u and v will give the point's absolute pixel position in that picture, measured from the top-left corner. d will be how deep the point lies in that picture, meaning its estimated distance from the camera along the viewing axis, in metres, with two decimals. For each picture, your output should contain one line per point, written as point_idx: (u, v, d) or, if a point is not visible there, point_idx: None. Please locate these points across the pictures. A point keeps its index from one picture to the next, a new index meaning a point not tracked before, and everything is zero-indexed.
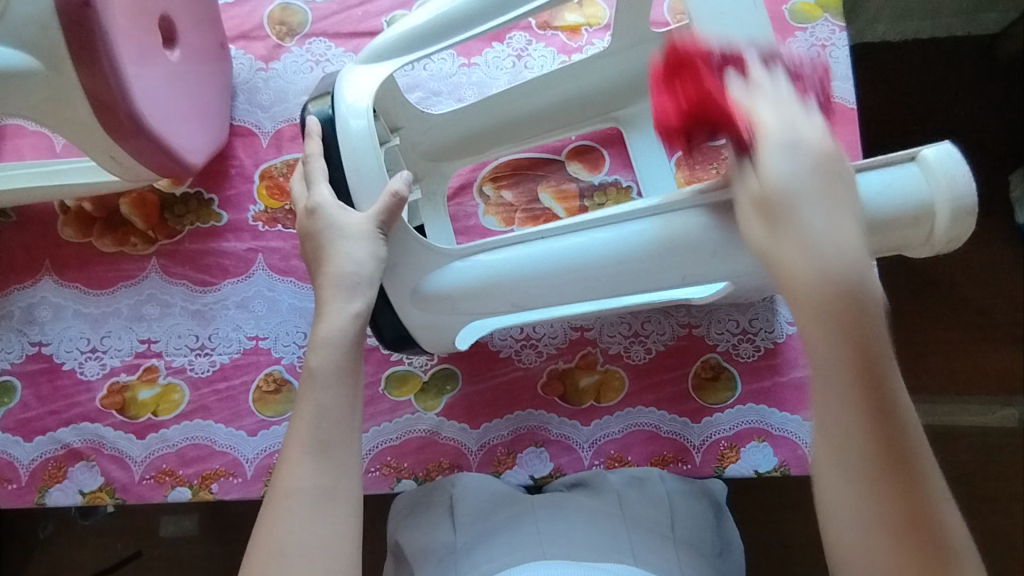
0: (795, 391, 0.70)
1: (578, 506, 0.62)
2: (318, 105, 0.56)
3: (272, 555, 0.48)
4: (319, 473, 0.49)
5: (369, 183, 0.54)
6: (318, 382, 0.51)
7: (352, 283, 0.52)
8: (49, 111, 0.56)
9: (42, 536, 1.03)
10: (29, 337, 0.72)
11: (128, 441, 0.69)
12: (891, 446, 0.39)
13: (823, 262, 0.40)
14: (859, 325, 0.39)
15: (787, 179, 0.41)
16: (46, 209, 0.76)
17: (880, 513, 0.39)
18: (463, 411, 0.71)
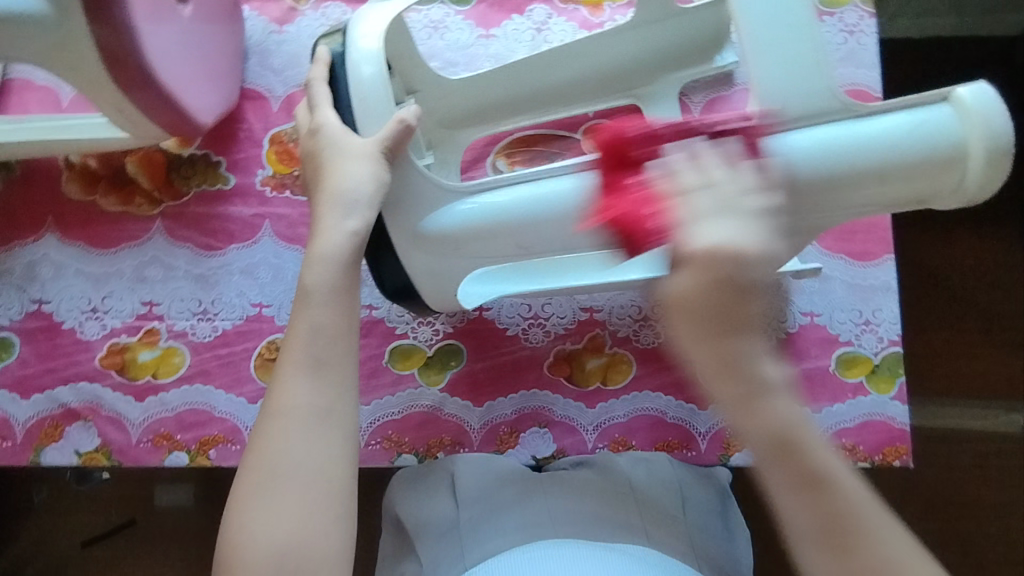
0: (805, 382, 0.69)
1: (585, 485, 0.60)
2: (327, 36, 0.55)
3: (265, 476, 0.46)
4: (316, 390, 0.48)
5: (374, 112, 0.52)
6: (313, 299, 0.50)
7: (351, 201, 0.51)
8: (56, 59, 0.55)
9: (36, 500, 1.02)
10: (29, 294, 0.71)
11: (126, 403, 0.68)
12: (794, 448, 0.42)
13: (739, 352, 0.42)
14: (739, 355, 0.41)
15: (712, 262, 0.41)
16: (51, 165, 0.74)
17: (816, 515, 0.41)
18: (467, 388, 0.70)
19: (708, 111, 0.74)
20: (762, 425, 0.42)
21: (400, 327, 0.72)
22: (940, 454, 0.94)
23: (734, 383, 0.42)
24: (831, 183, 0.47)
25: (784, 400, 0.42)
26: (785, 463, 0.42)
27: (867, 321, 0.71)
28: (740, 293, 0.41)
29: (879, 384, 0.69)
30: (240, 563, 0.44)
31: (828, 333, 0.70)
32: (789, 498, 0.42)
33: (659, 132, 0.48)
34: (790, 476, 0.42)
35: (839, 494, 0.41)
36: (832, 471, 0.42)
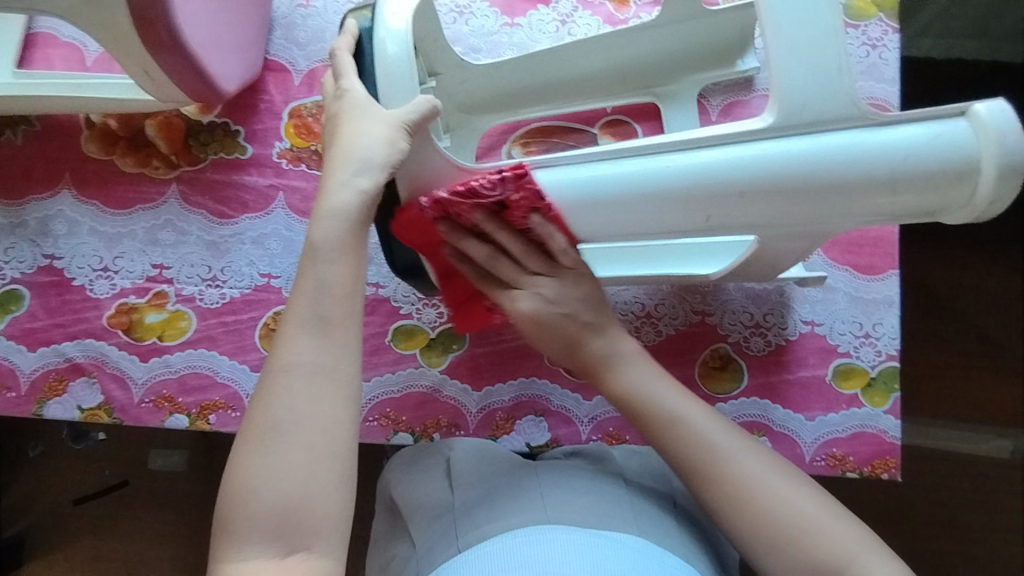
0: (801, 390, 0.70)
1: (577, 472, 0.62)
2: (356, 8, 0.56)
3: (268, 433, 0.46)
4: (320, 349, 0.48)
5: (397, 87, 0.53)
6: (319, 256, 0.50)
7: (363, 161, 0.50)
8: (87, 16, 0.55)
9: (32, 454, 1.04)
10: (42, 248, 0.72)
11: (131, 363, 0.69)
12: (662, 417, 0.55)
13: (583, 350, 0.58)
14: (584, 353, 0.58)
15: (530, 322, 0.58)
16: (71, 122, 0.75)
17: (700, 464, 0.53)
18: (467, 372, 0.71)
19: (725, 115, 0.75)
20: (624, 394, 0.57)
21: (406, 307, 0.72)
22: (927, 472, 0.95)
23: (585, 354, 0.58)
24: (841, 190, 0.48)
25: (629, 381, 0.57)
26: (653, 415, 0.55)
27: (867, 334, 0.71)
28: (565, 330, 0.58)
29: (874, 397, 0.70)
30: (243, 516, 0.45)
31: (827, 343, 0.71)
32: (670, 443, 0.54)
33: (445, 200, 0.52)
34: (669, 442, 0.54)
35: (693, 430, 0.54)
36: (684, 415, 0.54)
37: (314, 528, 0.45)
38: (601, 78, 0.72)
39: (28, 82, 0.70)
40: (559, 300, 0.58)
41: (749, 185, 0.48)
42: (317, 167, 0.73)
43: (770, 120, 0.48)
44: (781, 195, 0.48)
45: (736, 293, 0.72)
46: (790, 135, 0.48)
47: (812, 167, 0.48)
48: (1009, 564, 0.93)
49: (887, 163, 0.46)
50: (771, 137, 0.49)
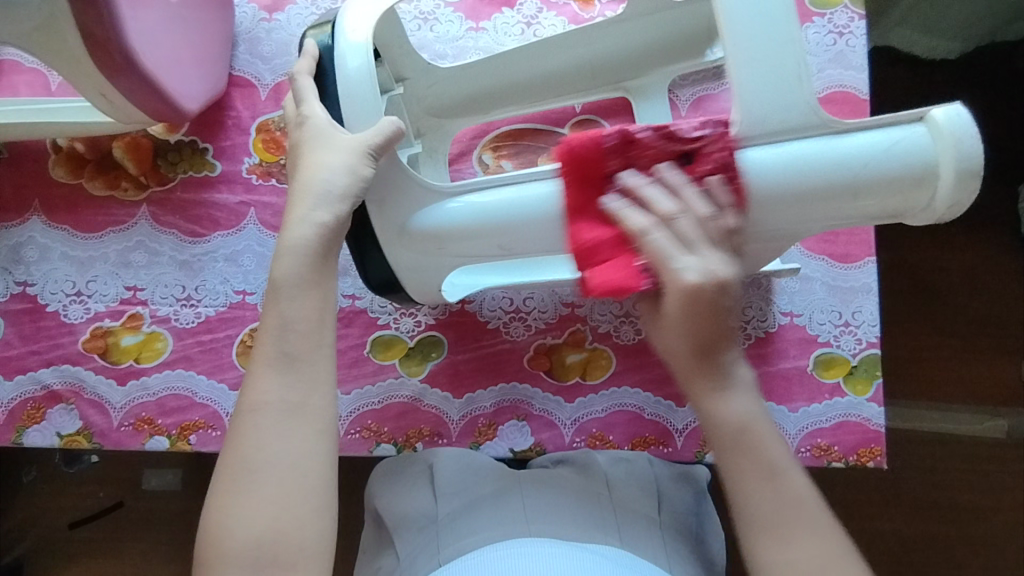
0: (782, 381, 0.70)
1: (560, 483, 0.61)
2: (315, 26, 0.55)
3: (242, 471, 0.46)
4: (290, 383, 0.47)
5: (361, 113, 0.52)
6: (281, 293, 0.49)
7: (324, 193, 0.50)
8: (38, 42, 0.54)
9: (26, 481, 1.03)
10: (15, 276, 0.71)
11: (108, 387, 0.69)
12: (745, 443, 0.48)
13: (723, 326, 0.47)
14: (717, 344, 0.48)
15: (693, 272, 0.46)
16: (38, 147, 0.74)
17: (761, 498, 0.47)
18: (447, 379, 0.70)
19: (695, 110, 0.75)
20: (729, 417, 0.48)
21: (383, 318, 0.72)
22: (918, 458, 0.94)
23: (720, 359, 0.49)
24: (806, 198, 0.47)
25: (744, 403, 0.49)
26: (747, 450, 0.48)
27: (846, 323, 0.71)
28: (717, 312, 0.47)
29: (856, 386, 0.69)
30: (220, 554, 0.45)
31: (807, 333, 0.71)
32: (746, 479, 0.48)
33: (634, 136, 0.50)
34: (744, 466, 0.48)
35: (785, 488, 0.47)
36: (768, 453, 0.48)
37: (292, 561, 0.45)
38: (570, 75, 0.71)
39: None
40: (723, 284, 0.46)
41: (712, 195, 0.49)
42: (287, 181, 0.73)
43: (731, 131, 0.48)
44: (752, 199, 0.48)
45: None
46: (758, 145, 0.48)
47: (781, 177, 0.47)
48: (1005, 545, 0.93)
49: (850, 171, 0.46)
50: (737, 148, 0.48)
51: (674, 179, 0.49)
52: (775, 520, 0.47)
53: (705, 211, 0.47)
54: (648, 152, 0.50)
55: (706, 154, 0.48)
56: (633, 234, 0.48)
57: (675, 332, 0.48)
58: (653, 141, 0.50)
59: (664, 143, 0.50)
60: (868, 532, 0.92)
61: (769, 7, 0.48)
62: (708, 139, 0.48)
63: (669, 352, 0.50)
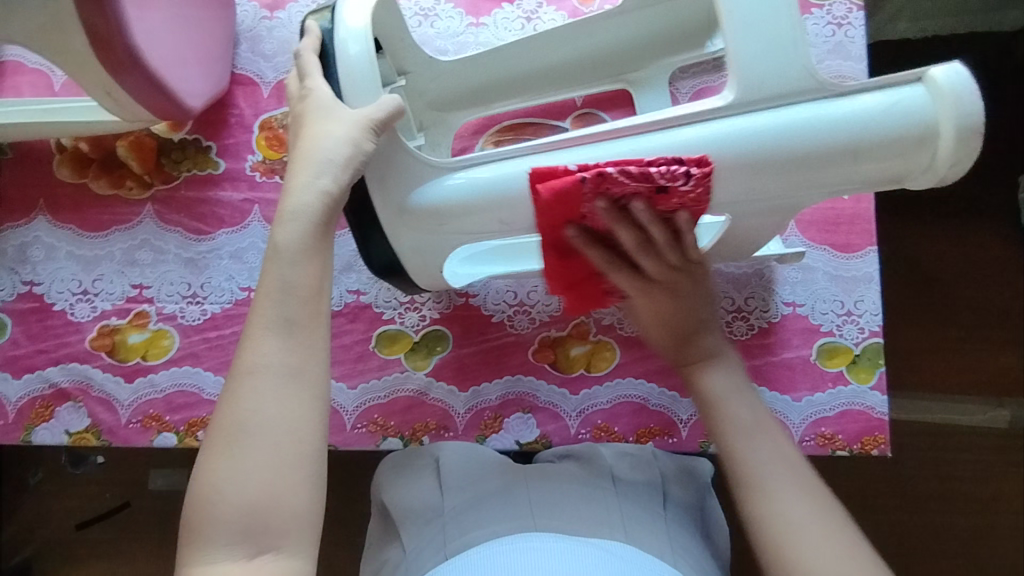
0: (785, 371, 0.70)
1: (566, 475, 0.62)
2: (318, 9, 0.55)
3: (235, 434, 0.46)
4: (288, 351, 0.47)
5: (363, 92, 0.52)
6: (283, 258, 0.48)
7: (325, 162, 0.49)
8: (44, 40, 0.54)
9: (33, 482, 1.04)
10: (21, 276, 0.71)
11: (116, 384, 0.70)
12: (731, 407, 0.56)
13: (696, 311, 0.58)
14: (703, 326, 0.59)
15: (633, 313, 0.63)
16: (42, 147, 0.74)
17: (762, 463, 0.52)
18: (453, 373, 0.71)
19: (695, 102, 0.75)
20: (715, 384, 0.58)
21: (388, 312, 0.72)
22: (920, 448, 0.95)
23: (705, 337, 0.59)
24: (803, 162, 0.47)
25: (726, 376, 0.58)
26: (728, 408, 0.56)
27: (849, 312, 0.71)
28: (660, 317, 0.59)
29: (859, 374, 0.70)
30: (211, 517, 0.45)
31: (810, 323, 0.71)
32: (742, 441, 0.54)
33: (606, 172, 0.46)
34: (738, 428, 0.54)
35: (778, 452, 0.52)
36: (761, 428, 0.54)
37: (282, 528, 0.46)
38: (571, 69, 0.71)
39: None
40: (661, 313, 0.58)
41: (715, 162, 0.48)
42: None
43: (730, 98, 0.48)
44: (749, 172, 0.48)
45: (717, 279, 0.72)
46: (752, 111, 0.48)
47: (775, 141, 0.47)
48: (1009, 534, 0.93)
49: (847, 134, 0.46)
50: (733, 116, 0.48)
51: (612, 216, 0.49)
52: (778, 483, 0.51)
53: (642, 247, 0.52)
54: (623, 188, 0.47)
55: (675, 194, 0.47)
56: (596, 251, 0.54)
57: (655, 309, 0.58)
58: (625, 177, 0.46)
59: (638, 181, 0.47)
60: (869, 523, 0.93)
61: None
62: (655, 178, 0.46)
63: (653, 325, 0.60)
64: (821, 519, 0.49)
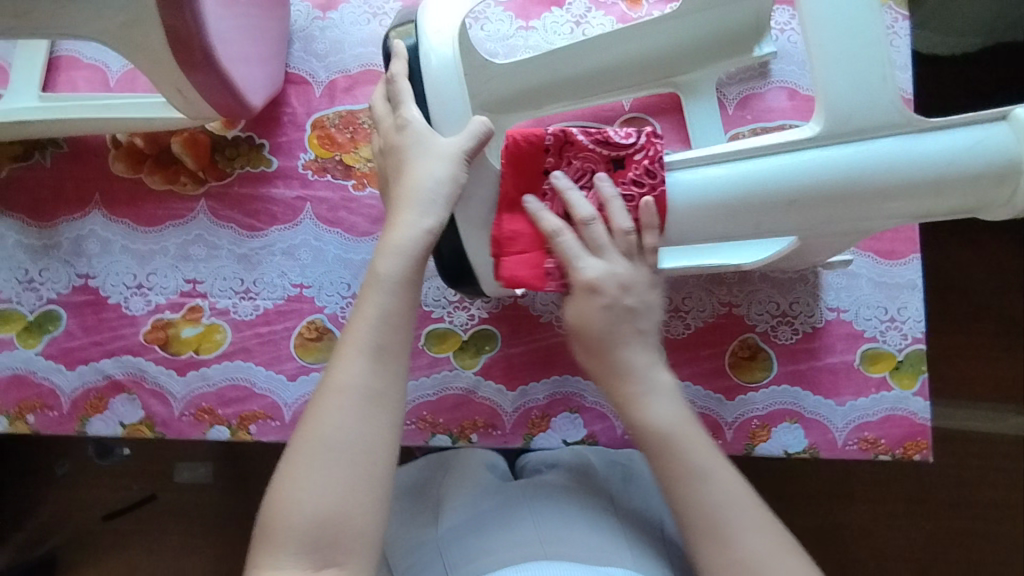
0: (830, 376, 0.71)
1: (566, 496, 0.64)
2: (398, 26, 0.56)
3: (312, 447, 0.48)
4: (373, 373, 0.50)
5: (453, 115, 0.53)
6: (381, 286, 0.52)
7: (428, 200, 0.52)
8: (123, 39, 0.54)
9: (60, 473, 1.04)
10: (77, 269, 0.72)
11: (169, 377, 0.70)
12: (669, 442, 0.53)
13: (628, 327, 0.54)
14: (619, 350, 0.54)
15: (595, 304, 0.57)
16: (98, 142, 0.75)
17: (698, 495, 0.51)
18: (501, 372, 0.72)
19: (742, 108, 0.76)
20: (651, 418, 0.53)
21: (437, 311, 0.73)
22: (950, 453, 0.95)
23: (629, 357, 0.54)
24: (887, 192, 0.48)
25: (651, 409, 0.54)
26: (676, 454, 0.52)
27: (893, 318, 0.72)
28: (625, 330, 0.54)
29: (902, 380, 0.71)
30: (285, 527, 0.47)
31: (854, 329, 0.72)
32: (676, 475, 0.52)
33: (572, 137, 0.52)
34: (675, 462, 0.52)
35: (710, 479, 0.52)
36: (693, 455, 0.52)
37: (348, 544, 0.47)
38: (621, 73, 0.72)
39: (57, 106, 0.71)
40: (610, 291, 0.53)
41: (797, 192, 0.49)
42: (342, 177, 0.74)
43: (816, 131, 0.49)
44: (833, 201, 0.49)
45: (763, 284, 0.73)
46: (838, 144, 0.49)
47: (861, 172, 0.48)
48: None
49: (935, 168, 0.48)
50: (818, 147, 0.49)
51: (567, 185, 0.52)
52: (719, 517, 0.51)
53: (584, 213, 0.52)
54: (583, 153, 0.52)
55: (632, 161, 0.52)
56: (546, 234, 0.52)
57: (586, 340, 0.55)
58: (587, 144, 0.52)
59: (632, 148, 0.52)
60: (892, 527, 0.94)
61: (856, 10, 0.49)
62: (637, 147, 0.52)
63: (591, 361, 0.56)
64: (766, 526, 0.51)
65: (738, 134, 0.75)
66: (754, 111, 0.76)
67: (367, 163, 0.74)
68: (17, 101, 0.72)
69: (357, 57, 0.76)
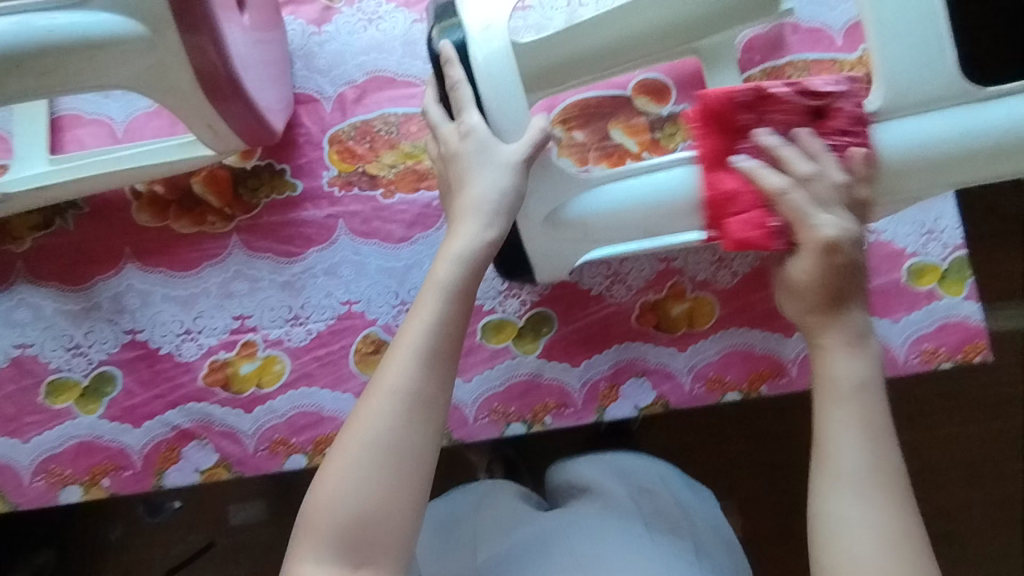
0: (880, 296, 0.73)
1: (602, 523, 0.62)
2: (440, 21, 0.56)
3: (356, 448, 0.46)
4: (419, 378, 0.47)
5: (511, 115, 0.53)
6: (436, 290, 0.50)
7: (490, 211, 0.52)
8: (151, 80, 0.54)
9: (114, 537, 1.01)
10: (122, 325, 0.72)
11: (236, 416, 0.70)
12: (844, 392, 0.43)
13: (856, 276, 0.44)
14: (852, 297, 0.44)
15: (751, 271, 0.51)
16: (117, 197, 0.74)
17: (873, 466, 0.42)
18: (562, 351, 0.72)
19: (749, 51, 0.77)
20: (838, 363, 0.44)
21: (488, 303, 0.73)
22: (1014, 353, 0.93)
23: (847, 302, 0.44)
24: (939, 168, 0.51)
25: (848, 364, 0.44)
26: (856, 403, 0.43)
27: (930, 231, 0.73)
28: (854, 280, 0.44)
29: (950, 287, 0.72)
30: (321, 519, 0.45)
31: (895, 247, 0.73)
32: (851, 431, 0.43)
33: (766, 92, 0.49)
34: (859, 418, 0.43)
35: (888, 457, 0.42)
36: (880, 429, 0.43)
37: (383, 547, 0.45)
38: None
39: (70, 166, 0.70)
40: (847, 243, 0.43)
41: None
42: (370, 188, 0.74)
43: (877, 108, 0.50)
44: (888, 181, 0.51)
45: None
46: (894, 122, 0.50)
47: (926, 145, 0.50)
48: None
49: (991, 138, 0.50)
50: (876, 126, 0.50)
51: (819, 144, 0.47)
52: (869, 491, 0.41)
53: (807, 171, 0.45)
54: (784, 109, 0.49)
55: (837, 111, 0.49)
56: (770, 194, 0.45)
57: (807, 269, 0.44)
58: (783, 98, 0.49)
59: (795, 100, 0.49)
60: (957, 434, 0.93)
61: None
62: (841, 94, 0.49)
63: (789, 279, 0.46)
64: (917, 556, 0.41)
65: (749, 78, 0.75)
66: (762, 52, 0.76)
67: (391, 170, 0.74)
68: (28, 167, 0.70)
69: (360, 66, 0.76)
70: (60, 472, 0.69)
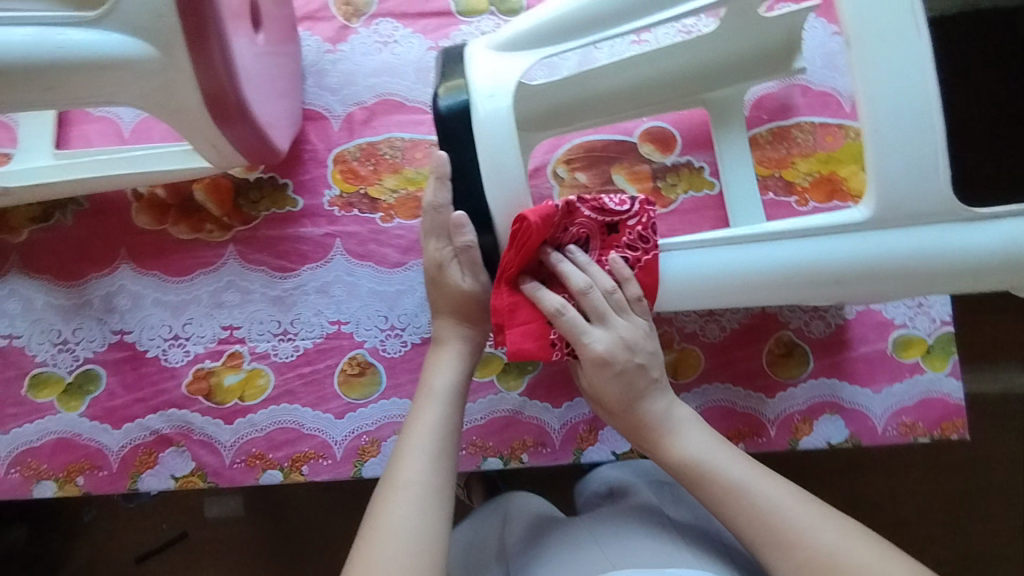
0: (864, 364, 0.73)
1: (622, 514, 0.63)
2: (445, 81, 0.57)
3: (381, 535, 0.49)
4: (432, 471, 0.53)
5: (507, 182, 0.55)
6: (434, 398, 0.59)
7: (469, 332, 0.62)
8: (158, 99, 0.55)
9: (87, 520, 1.01)
10: (111, 325, 0.72)
11: (216, 427, 0.70)
12: (686, 476, 0.57)
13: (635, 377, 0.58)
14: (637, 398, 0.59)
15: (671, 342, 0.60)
16: (118, 197, 0.75)
17: (749, 510, 0.53)
18: (544, 392, 0.73)
19: (757, 109, 0.77)
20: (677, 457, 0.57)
21: None
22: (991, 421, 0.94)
23: (645, 400, 0.59)
24: (922, 277, 0.55)
25: (671, 451, 0.58)
26: (700, 478, 0.56)
27: (920, 304, 0.74)
28: (637, 379, 0.59)
29: (934, 363, 0.73)
30: None
31: (883, 318, 0.74)
32: (716, 495, 0.55)
33: (570, 205, 0.57)
34: (709, 486, 0.55)
35: (757, 495, 0.53)
36: (736, 478, 0.54)
37: None
38: None
39: (73, 163, 0.70)
40: (614, 353, 0.57)
41: (841, 273, 0.55)
42: (369, 211, 0.74)
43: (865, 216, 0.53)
44: (875, 281, 0.55)
45: None
46: (883, 231, 0.54)
47: (904, 259, 0.54)
48: None
49: (974, 255, 0.54)
50: (864, 232, 0.54)
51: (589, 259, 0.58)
52: (767, 524, 0.52)
53: (579, 284, 0.56)
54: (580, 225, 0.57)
55: (625, 226, 0.58)
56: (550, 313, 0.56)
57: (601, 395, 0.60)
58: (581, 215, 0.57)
59: (592, 218, 0.58)
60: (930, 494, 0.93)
61: (909, 99, 0.51)
62: (631, 213, 0.57)
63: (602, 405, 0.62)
64: (832, 537, 0.50)
65: (755, 136, 0.75)
66: (769, 111, 0.76)
67: (392, 194, 0.74)
68: (30, 160, 0.71)
69: (370, 87, 0.76)
70: (35, 467, 0.69)
